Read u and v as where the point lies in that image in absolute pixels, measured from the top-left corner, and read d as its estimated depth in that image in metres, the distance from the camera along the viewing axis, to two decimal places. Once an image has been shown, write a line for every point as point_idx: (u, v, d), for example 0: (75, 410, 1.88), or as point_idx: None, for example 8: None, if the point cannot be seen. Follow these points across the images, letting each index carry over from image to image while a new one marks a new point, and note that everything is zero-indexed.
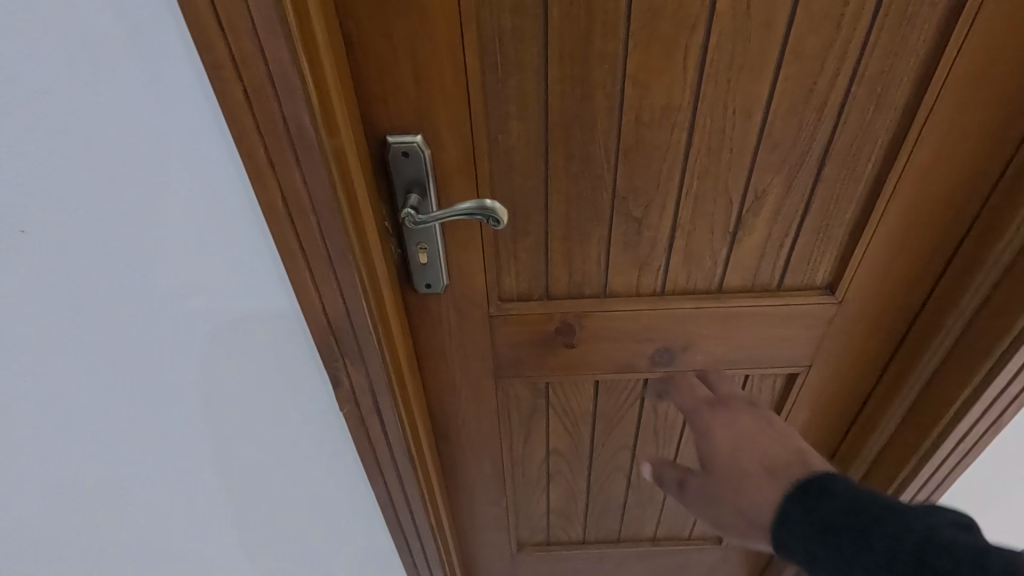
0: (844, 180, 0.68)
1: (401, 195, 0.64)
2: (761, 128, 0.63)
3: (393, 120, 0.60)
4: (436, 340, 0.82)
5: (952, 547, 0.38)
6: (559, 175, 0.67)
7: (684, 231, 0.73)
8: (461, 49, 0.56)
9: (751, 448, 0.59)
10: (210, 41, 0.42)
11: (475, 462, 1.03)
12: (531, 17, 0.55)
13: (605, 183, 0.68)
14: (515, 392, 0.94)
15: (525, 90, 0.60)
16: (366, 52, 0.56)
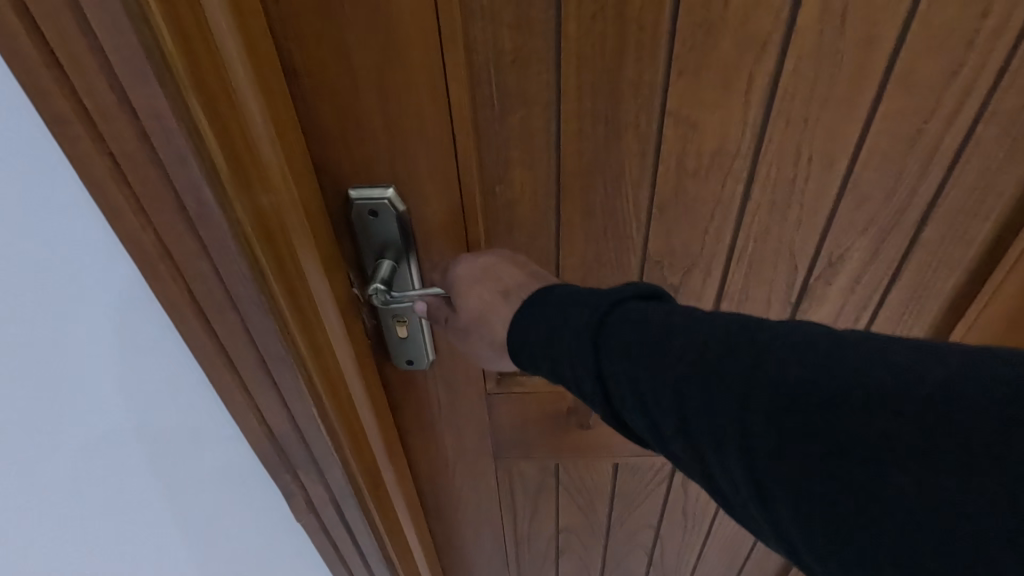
0: (950, 243, 0.52)
1: (371, 260, 0.49)
2: (844, 178, 0.48)
3: (357, 171, 0.45)
4: (422, 418, 0.68)
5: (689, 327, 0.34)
6: (574, 235, 0.52)
7: (732, 300, 0.57)
8: (444, 79, 0.41)
9: (475, 292, 0.45)
10: (45, 86, 0.28)
11: (474, 540, 0.89)
12: (539, 34, 0.40)
13: (634, 243, 0.53)
14: (518, 470, 0.79)
15: (530, 132, 0.45)
16: (316, 82, 0.41)
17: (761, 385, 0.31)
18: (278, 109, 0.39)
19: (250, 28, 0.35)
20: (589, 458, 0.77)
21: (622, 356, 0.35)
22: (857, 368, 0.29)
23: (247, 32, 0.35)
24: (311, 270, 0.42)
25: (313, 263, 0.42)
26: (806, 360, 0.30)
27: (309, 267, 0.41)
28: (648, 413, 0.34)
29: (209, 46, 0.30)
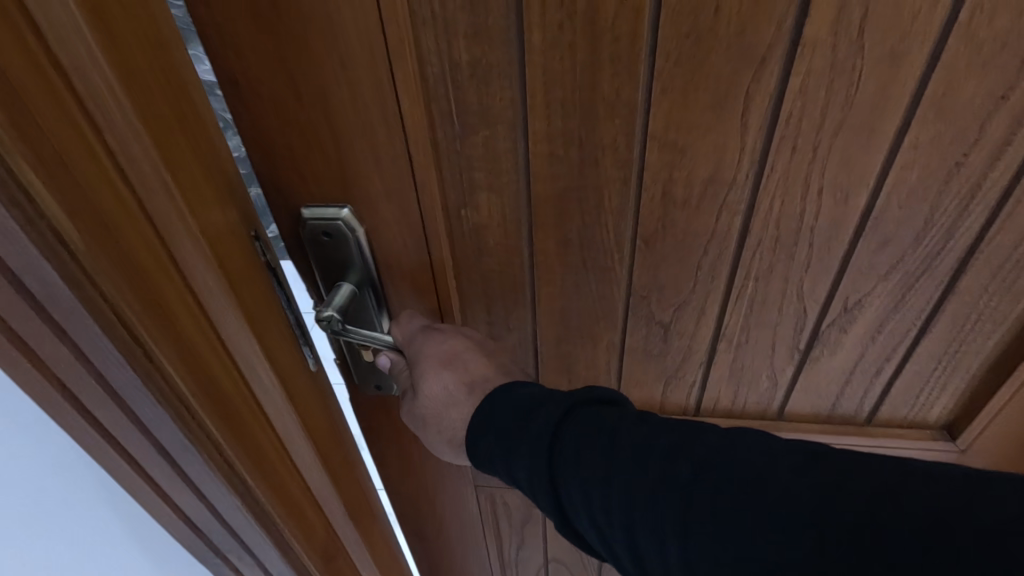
0: (994, 294, 0.44)
1: (328, 284, 0.46)
2: (864, 217, 0.41)
3: (309, 188, 0.41)
4: (396, 446, 0.64)
5: (641, 439, 0.35)
6: (550, 266, 0.47)
7: (730, 342, 0.51)
8: (395, 96, 0.36)
9: (440, 383, 0.44)
10: None
11: (458, 565, 0.85)
12: (499, 46, 0.36)
13: (618, 277, 0.47)
14: (501, 500, 0.75)
15: (496, 152, 0.40)
16: (258, 97, 0.37)
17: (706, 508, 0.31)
18: (191, 159, 0.32)
19: (148, 65, 0.29)
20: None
21: (578, 466, 0.36)
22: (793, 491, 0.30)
23: (135, 70, 0.28)
24: (229, 338, 0.37)
25: (231, 332, 0.36)
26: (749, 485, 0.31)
27: (221, 335, 0.36)
28: (599, 520, 0.35)
29: (54, 93, 0.25)
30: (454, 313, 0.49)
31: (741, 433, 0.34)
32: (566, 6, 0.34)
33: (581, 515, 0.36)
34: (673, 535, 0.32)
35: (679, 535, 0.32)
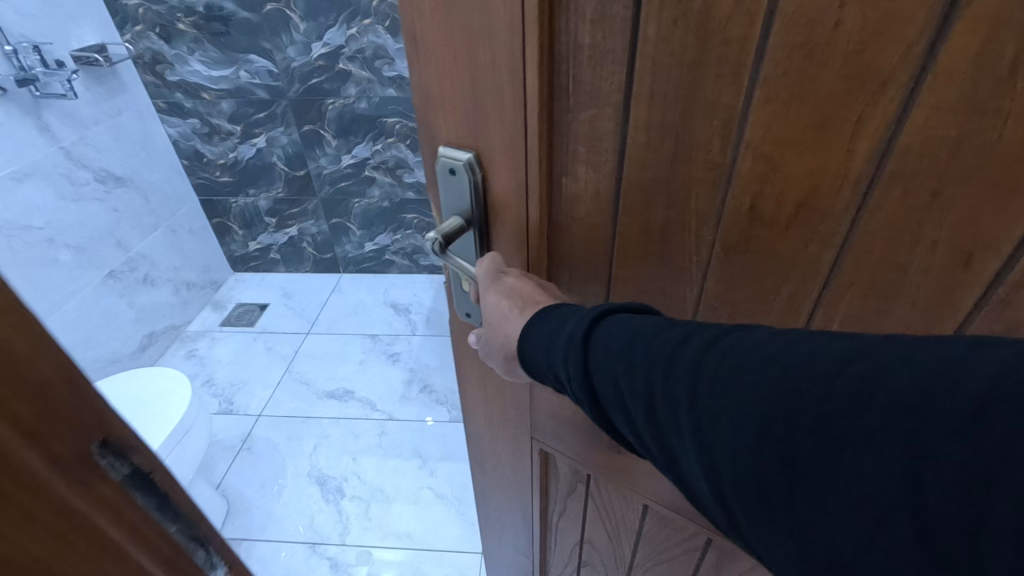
0: None
1: (448, 215, 0.53)
2: (992, 282, 0.40)
3: (444, 135, 0.49)
4: (473, 367, 0.76)
5: (653, 333, 0.44)
6: (632, 254, 0.51)
7: None
8: (523, 62, 0.40)
9: (495, 305, 0.52)
10: None
11: (506, 506, 0.98)
12: (617, 32, 0.39)
13: (692, 279, 0.51)
14: (553, 462, 0.83)
15: (598, 127, 0.44)
16: (420, 48, 0.45)
17: (709, 388, 0.39)
18: (56, 448, 0.30)
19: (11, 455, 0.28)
20: (623, 487, 0.76)
21: (606, 357, 0.44)
22: (792, 377, 0.36)
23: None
24: None
25: None
26: (749, 373, 0.38)
27: None
28: (626, 406, 0.44)
29: None
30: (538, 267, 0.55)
31: (728, 332, 0.42)
32: (683, 4, 0.37)
33: (614, 407, 0.44)
34: (685, 411, 0.40)
35: (689, 409, 0.40)
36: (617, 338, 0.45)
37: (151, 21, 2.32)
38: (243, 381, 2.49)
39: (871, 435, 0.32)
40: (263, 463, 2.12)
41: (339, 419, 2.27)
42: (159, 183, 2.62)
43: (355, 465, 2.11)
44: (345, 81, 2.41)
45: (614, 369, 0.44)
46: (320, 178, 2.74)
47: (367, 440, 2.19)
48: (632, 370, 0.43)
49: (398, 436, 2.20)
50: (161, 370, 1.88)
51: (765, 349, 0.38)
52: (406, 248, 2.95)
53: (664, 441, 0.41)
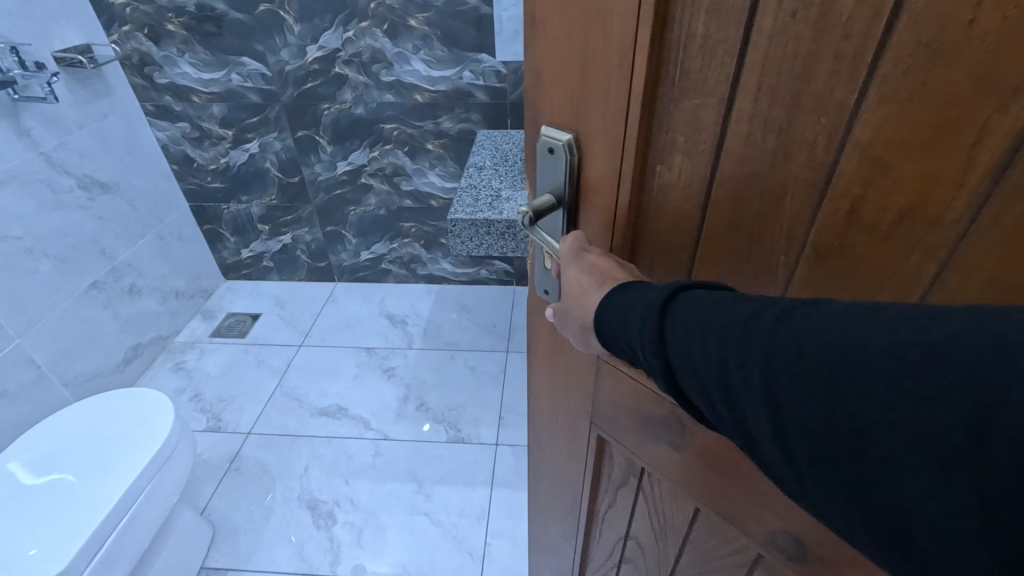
0: None
1: (542, 191, 0.64)
2: None
3: (550, 117, 0.59)
4: (547, 339, 0.87)
5: (723, 305, 0.47)
6: (717, 246, 0.53)
7: None
8: (632, 54, 0.48)
9: (575, 276, 0.60)
10: None
11: (558, 487, 1.07)
12: (730, 25, 0.42)
13: (778, 280, 0.51)
14: (607, 451, 0.89)
15: (700, 117, 0.48)
16: (540, 39, 0.56)
17: (783, 358, 0.42)
18: None
19: None
20: (675, 484, 0.78)
21: (681, 329, 0.48)
22: (866, 348, 0.38)
23: None
24: None
25: None
26: (821, 341, 0.40)
27: None
28: (699, 375, 0.47)
29: None
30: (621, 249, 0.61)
31: (797, 306, 0.43)
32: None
33: (688, 377, 0.48)
34: (760, 379, 0.43)
35: (764, 378, 0.42)
36: (689, 311, 0.48)
37: (139, 22, 2.24)
38: (232, 396, 2.41)
39: (944, 405, 0.34)
40: (252, 485, 2.03)
41: (331, 439, 2.18)
42: (146, 189, 2.55)
43: (347, 488, 2.01)
44: (341, 85, 2.31)
45: (688, 338, 0.47)
46: (315, 185, 2.67)
47: (360, 461, 2.09)
48: (705, 340, 0.46)
49: (392, 457, 2.10)
50: (155, 395, 1.77)
51: (836, 318, 0.40)
52: (403, 257, 2.90)
53: (736, 409, 0.44)
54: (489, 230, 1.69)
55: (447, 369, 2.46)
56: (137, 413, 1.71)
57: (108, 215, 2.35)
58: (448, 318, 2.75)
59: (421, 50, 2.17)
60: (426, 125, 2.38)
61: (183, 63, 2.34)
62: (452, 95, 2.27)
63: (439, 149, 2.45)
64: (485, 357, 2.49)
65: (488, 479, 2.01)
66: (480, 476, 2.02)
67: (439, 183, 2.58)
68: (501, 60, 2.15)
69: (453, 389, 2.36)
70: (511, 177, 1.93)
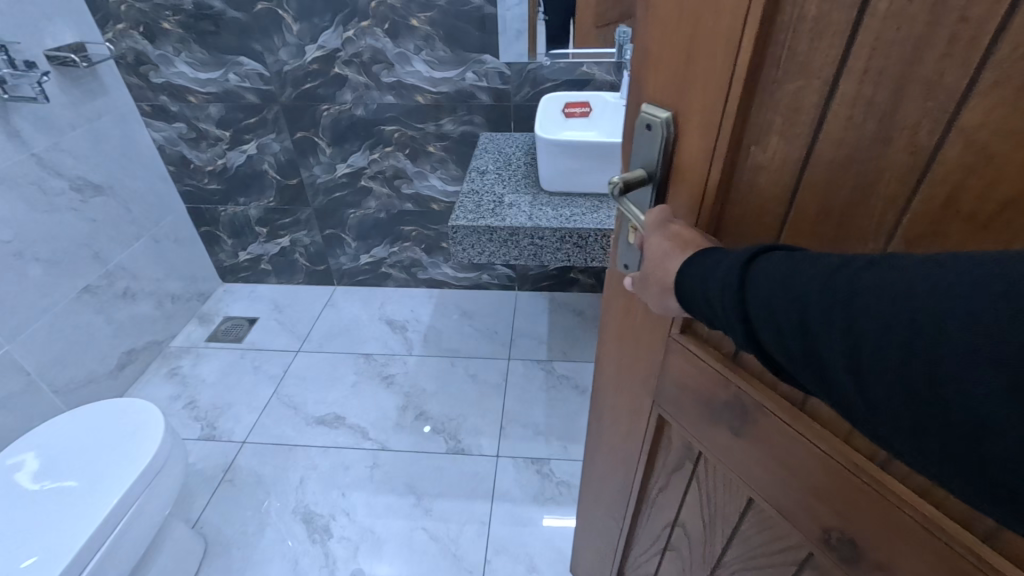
0: None
1: (637, 165, 0.69)
2: None
3: (651, 96, 0.64)
4: (617, 314, 0.95)
5: (802, 265, 0.48)
6: (803, 225, 0.56)
7: None
8: (741, 35, 0.52)
9: (659, 245, 0.64)
10: None
11: (617, 461, 1.19)
12: (844, 7, 0.45)
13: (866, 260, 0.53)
14: (664, 432, 0.98)
15: (801, 100, 0.52)
16: (653, 20, 0.61)
17: (862, 310, 0.43)
18: None
19: None
20: (730, 472, 0.83)
21: (761, 283, 0.50)
22: (945, 298, 0.38)
23: None
24: None
25: None
26: (903, 291, 0.41)
27: None
28: (777, 326, 0.49)
29: None
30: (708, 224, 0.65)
31: (879, 258, 0.44)
32: None
33: (765, 329, 0.50)
34: (840, 325, 0.44)
35: (842, 325, 0.44)
36: (773, 268, 0.50)
37: (134, 19, 2.17)
38: (228, 403, 2.34)
39: (1009, 346, 0.34)
40: (246, 496, 1.96)
41: (326, 449, 2.12)
42: (142, 190, 2.50)
43: (344, 501, 1.94)
44: (341, 86, 2.26)
45: (770, 291, 0.49)
46: (313, 188, 2.63)
47: (357, 473, 2.03)
48: (785, 293, 0.48)
49: (391, 468, 2.04)
50: (144, 406, 1.69)
51: (915, 268, 0.41)
52: (403, 261, 2.86)
53: (815, 358, 0.46)
54: (491, 237, 1.63)
55: (448, 377, 2.40)
56: (125, 425, 1.64)
57: (101, 218, 2.29)
58: (450, 324, 2.71)
59: (423, 50, 2.12)
60: (427, 127, 2.34)
61: (178, 62, 2.28)
62: (454, 96, 2.23)
63: (441, 152, 2.42)
64: (486, 365, 2.45)
65: (490, 490, 1.95)
66: (482, 488, 1.95)
67: (441, 187, 2.54)
68: (504, 61, 2.11)
69: (452, 398, 2.30)
70: (515, 181, 1.89)
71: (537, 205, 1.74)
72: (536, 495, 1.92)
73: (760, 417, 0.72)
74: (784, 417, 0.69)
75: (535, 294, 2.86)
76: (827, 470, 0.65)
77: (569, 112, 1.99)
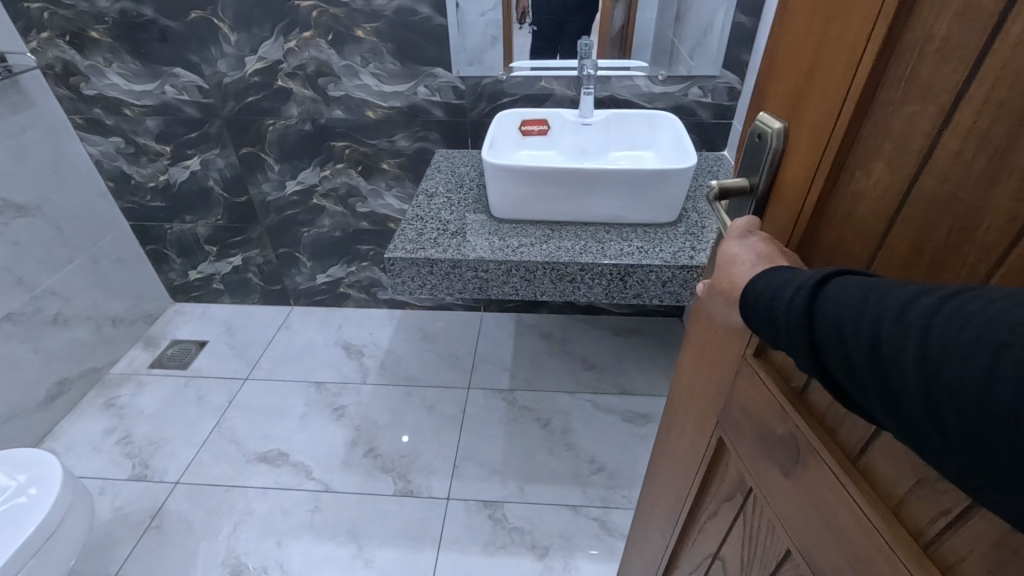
0: None
1: (746, 171, 0.73)
2: None
3: (774, 106, 0.66)
4: (703, 321, 0.91)
5: (871, 291, 0.45)
6: (894, 262, 0.52)
7: None
8: (860, 54, 0.51)
9: (743, 246, 0.64)
10: None
11: (673, 477, 1.12)
12: (975, 29, 0.42)
13: None
14: (721, 455, 0.91)
15: (914, 126, 0.48)
16: (792, 32, 0.62)
17: (942, 341, 0.39)
18: None
19: None
20: (774, 515, 0.76)
21: (832, 303, 0.47)
22: None
23: None
24: None
25: None
26: (986, 324, 0.37)
27: None
28: (843, 351, 0.46)
29: None
30: (801, 245, 0.64)
31: (964, 292, 0.40)
32: None
33: (833, 354, 0.47)
34: (914, 354, 0.40)
35: (917, 358, 0.40)
36: (843, 294, 0.47)
37: (59, 27, 2.02)
38: (165, 439, 2.19)
39: None
40: (174, 546, 1.81)
41: (267, 490, 1.98)
42: (76, 210, 2.32)
43: (279, 551, 1.80)
44: (286, 99, 2.14)
45: (840, 312, 0.46)
46: (263, 206, 2.49)
47: (296, 518, 1.89)
48: (857, 317, 0.45)
49: (334, 513, 1.90)
50: (47, 459, 1.54)
51: (1000, 304, 0.37)
52: (362, 281, 2.73)
53: (891, 397, 0.42)
54: (432, 269, 1.55)
55: (403, 409, 2.28)
56: (25, 479, 1.50)
57: (29, 243, 2.13)
58: (410, 348, 2.59)
59: (371, 63, 2.01)
60: (381, 144, 2.23)
61: (110, 73, 2.13)
62: (406, 112, 2.13)
63: (396, 169, 2.31)
64: (444, 395, 2.33)
65: (436, 538, 1.82)
66: (429, 535, 1.83)
67: (397, 206, 2.43)
68: (457, 75, 2.01)
69: (407, 431, 2.18)
70: (464, 205, 1.79)
71: (490, 233, 1.64)
72: (486, 543, 1.80)
73: (807, 464, 0.66)
74: (833, 462, 0.62)
75: (502, 315, 2.75)
76: (870, 534, 0.57)
77: (526, 130, 1.89)
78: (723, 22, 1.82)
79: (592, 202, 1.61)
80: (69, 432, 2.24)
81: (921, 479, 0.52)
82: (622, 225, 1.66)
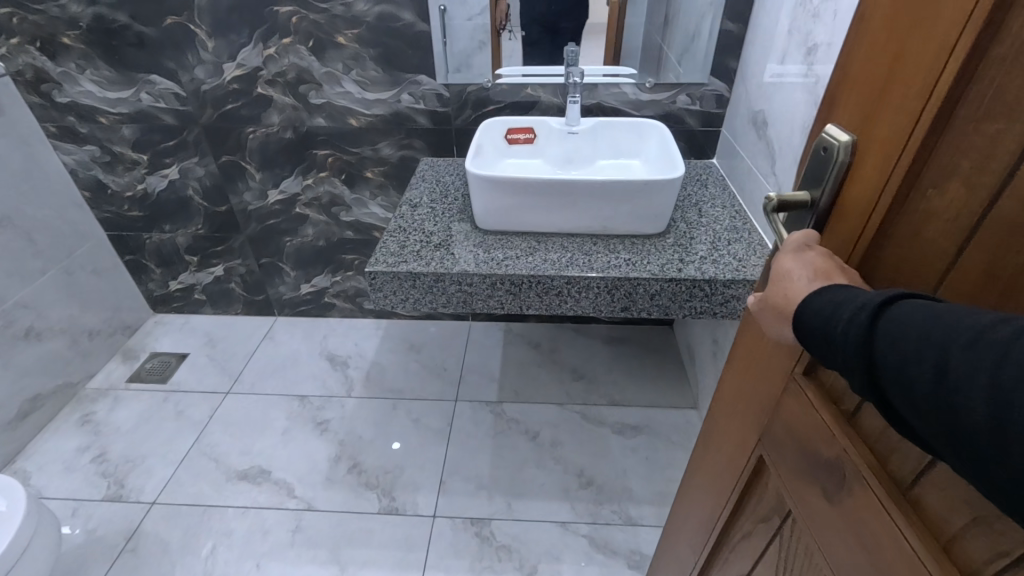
0: None
1: (805, 184, 0.70)
2: None
3: (840, 118, 0.63)
4: (749, 334, 0.87)
5: (942, 318, 0.43)
6: (968, 284, 0.50)
7: None
8: (941, 67, 0.49)
9: (795, 263, 0.62)
10: None
11: (708, 491, 1.07)
12: None
13: None
14: (762, 474, 0.87)
15: (999, 145, 0.46)
16: (863, 40, 0.59)
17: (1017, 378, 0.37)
18: None
19: None
20: (813, 540, 0.72)
21: (897, 325, 0.45)
22: None
23: None
24: None
25: None
26: None
27: None
28: (904, 377, 0.44)
29: None
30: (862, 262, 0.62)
31: None
32: None
33: (894, 379, 0.45)
34: (986, 388, 0.38)
35: (990, 392, 0.38)
36: (910, 318, 0.45)
37: (29, 33, 1.95)
38: (141, 457, 2.12)
39: None
40: (148, 571, 1.74)
41: (246, 509, 1.92)
42: (50, 220, 2.25)
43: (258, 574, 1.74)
44: (266, 107, 2.09)
45: (905, 336, 0.44)
46: (244, 215, 2.43)
47: (275, 539, 1.83)
48: (925, 343, 0.43)
49: (315, 532, 1.85)
50: (9, 485, 1.47)
51: None
52: (347, 291, 2.68)
53: (956, 431, 0.40)
54: (413, 283, 1.51)
55: (388, 423, 2.23)
56: None
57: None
58: (396, 360, 2.54)
59: (353, 69, 1.97)
60: (364, 152, 2.19)
61: (83, 81, 2.06)
62: (391, 120, 2.09)
63: (380, 178, 2.26)
64: (431, 408, 2.28)
65: (422, 558, 1.77)
66: (414, 554, 1.78)
67: (381, 215, 2.38)
68: (441, 82, 1.97)
69: (392, 446, 2.13)
70: (448, 216, 1.74)
71: (476, 245, 1.60)
72: (472, 562, 1.76)
73: (852, 489, 0.63)
74: (881, 491, 0.58)
75: (490, 324, 2.71)
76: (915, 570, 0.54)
77: (511, 138, 1.86)
78: (711, 26, 1.78)
79: (578, 213, 1.57)
80: (41, 450, 2.17)
81: (980, 516, 0.49)
82: (609, 237, 1.62)
